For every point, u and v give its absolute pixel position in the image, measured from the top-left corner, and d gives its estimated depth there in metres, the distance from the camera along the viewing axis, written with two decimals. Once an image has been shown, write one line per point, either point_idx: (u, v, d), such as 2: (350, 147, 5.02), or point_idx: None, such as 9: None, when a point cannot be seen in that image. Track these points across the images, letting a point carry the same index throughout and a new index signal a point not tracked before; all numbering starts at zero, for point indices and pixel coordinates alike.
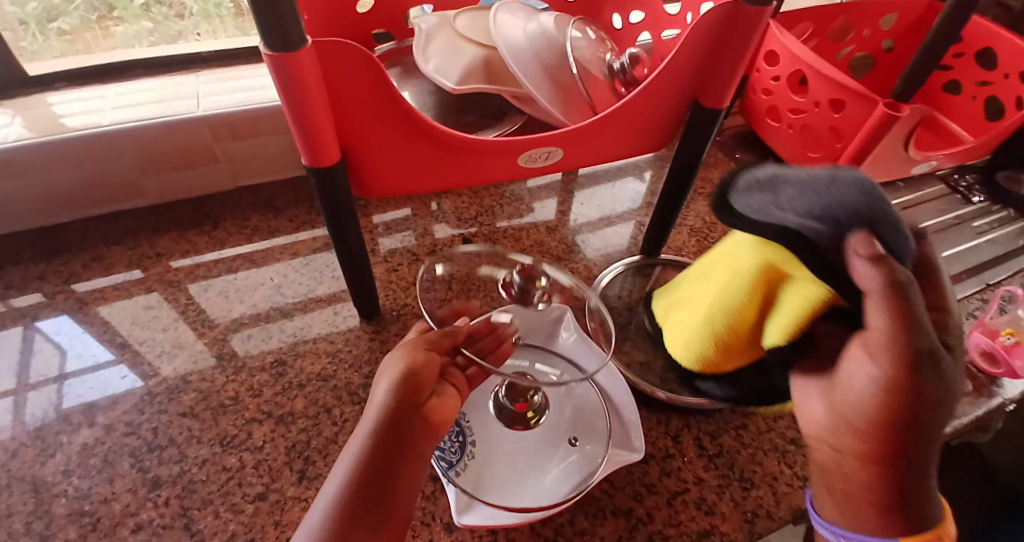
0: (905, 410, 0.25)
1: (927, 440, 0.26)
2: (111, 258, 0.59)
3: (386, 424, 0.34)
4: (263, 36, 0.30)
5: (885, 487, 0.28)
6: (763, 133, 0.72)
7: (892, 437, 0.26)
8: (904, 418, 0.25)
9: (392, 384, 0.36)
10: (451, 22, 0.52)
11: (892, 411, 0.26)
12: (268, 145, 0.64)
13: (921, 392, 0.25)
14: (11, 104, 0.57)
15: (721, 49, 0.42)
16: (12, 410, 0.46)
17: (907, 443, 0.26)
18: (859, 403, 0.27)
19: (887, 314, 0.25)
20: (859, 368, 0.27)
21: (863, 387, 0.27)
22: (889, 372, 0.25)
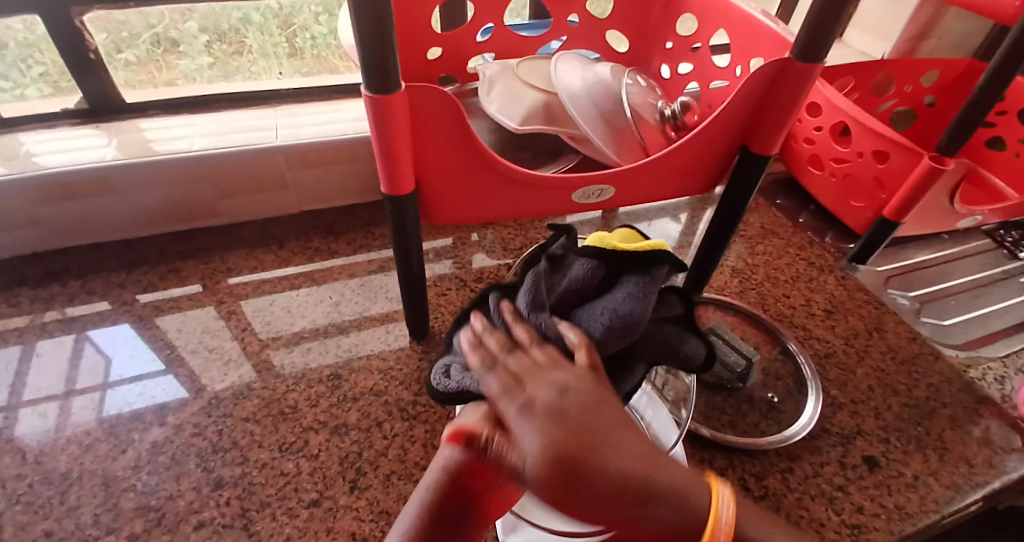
0: (584, 454, 0.27)
1: (599, 444, 0.28)
2: (186, 271, 0.63)
3: (457, 475, 0.34)
4: (366, 77, 0.34)
5: (651, 522, 0.27)
6: (804, 180, 0.74)
7: (569, 488, 0.27)
8: (613, 490, 0.27)
9: (476, 423, 0.34)
10: (512, 69, 0.56)
11: (553, 455, 0.27)
12: (332, 173, 0.69)
13: (563, 455, 0.27)
14: (107, 127, 0.63)
15: (768, 99, 0.44)
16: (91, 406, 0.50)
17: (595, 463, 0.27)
18: (527, 472, 0.28)
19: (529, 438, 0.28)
20: (523, 434, 0.29)
21: (533, 447, 0.28)
22: (546, 454, 0.28)
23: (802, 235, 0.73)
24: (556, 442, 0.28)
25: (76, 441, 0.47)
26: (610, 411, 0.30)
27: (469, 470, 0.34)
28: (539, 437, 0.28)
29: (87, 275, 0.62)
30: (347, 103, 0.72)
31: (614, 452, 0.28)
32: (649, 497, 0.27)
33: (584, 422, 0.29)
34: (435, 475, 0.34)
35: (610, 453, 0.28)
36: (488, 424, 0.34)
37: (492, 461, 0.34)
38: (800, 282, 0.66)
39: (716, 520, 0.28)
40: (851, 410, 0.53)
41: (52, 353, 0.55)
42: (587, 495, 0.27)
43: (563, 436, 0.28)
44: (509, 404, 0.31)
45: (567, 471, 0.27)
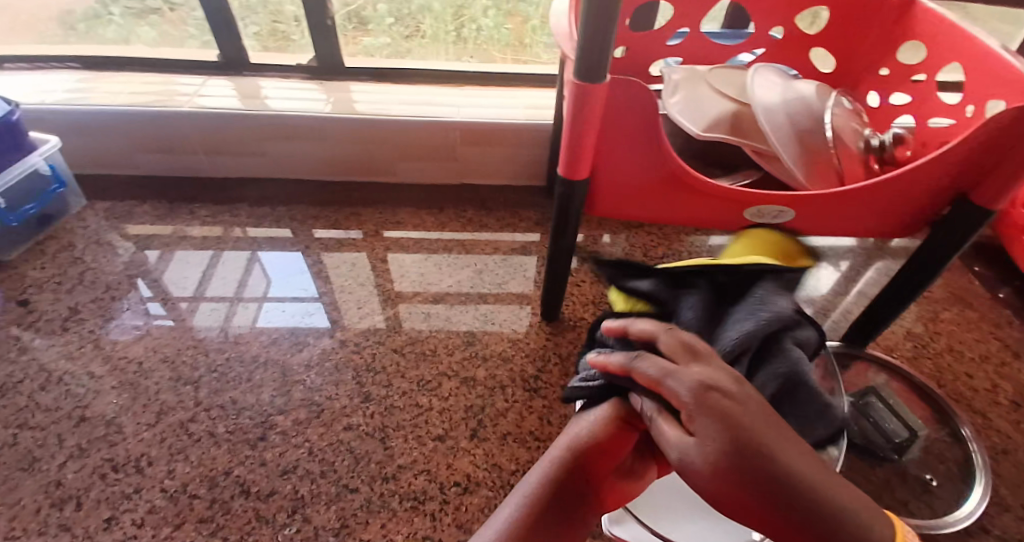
0: (732, 413, 0.26)
1: (769, 440, 0.26)
2: (363, 216, 0.73)
3: (580, 456, 0.34)
4: (578, 64, 0.37)
5: (798, 521, 0.25)
6: (1014, 250, 0.64)
7: (736, 458, 0.25)
8: (772, 492, 0.25)
9: (600, 409, 0.35)
10: (702, 75, 0.56)
11: (707, 416, 0.26)
12: (497, 155, 0.74)
13: (725, 438, 0.26)
14: (328, 84, 0.74)
15: (1011, 142, 0.39)
16: (232, 316, 0.59)
17: (755, 447, 0.25)
18: (680, 430, 0.27)
19: (698, 419, 0.26)
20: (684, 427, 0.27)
21: (695, 452, 0.26)
22: (704, 441, 0.26)
23: (1003, 313, 0.64)
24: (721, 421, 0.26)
25: (263, 335, 0.57)
26: (777, 430, 0.27)
27: (592, 452, 0.34)
28: (705, 423, 0.26)
29: (288, 204, 0.74)
30: (521, 92, 0.76)
31: (786, 471, 0.25)
32: (808, 506, 0.25)
33: (746, 443, 0.26)
34: (557, 455, 0.35)
35: (779, 460, 0.25)
36: (625, 410, 0.35)
37: (617, 448, 0.35)
38: (990, 364, 0.58)
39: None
40: (1022, 518, 0.46)
41: (216, 263, 0.66)
42: (767, 492, 0.25)
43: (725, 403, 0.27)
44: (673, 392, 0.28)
45: (744, 476, 0.25)
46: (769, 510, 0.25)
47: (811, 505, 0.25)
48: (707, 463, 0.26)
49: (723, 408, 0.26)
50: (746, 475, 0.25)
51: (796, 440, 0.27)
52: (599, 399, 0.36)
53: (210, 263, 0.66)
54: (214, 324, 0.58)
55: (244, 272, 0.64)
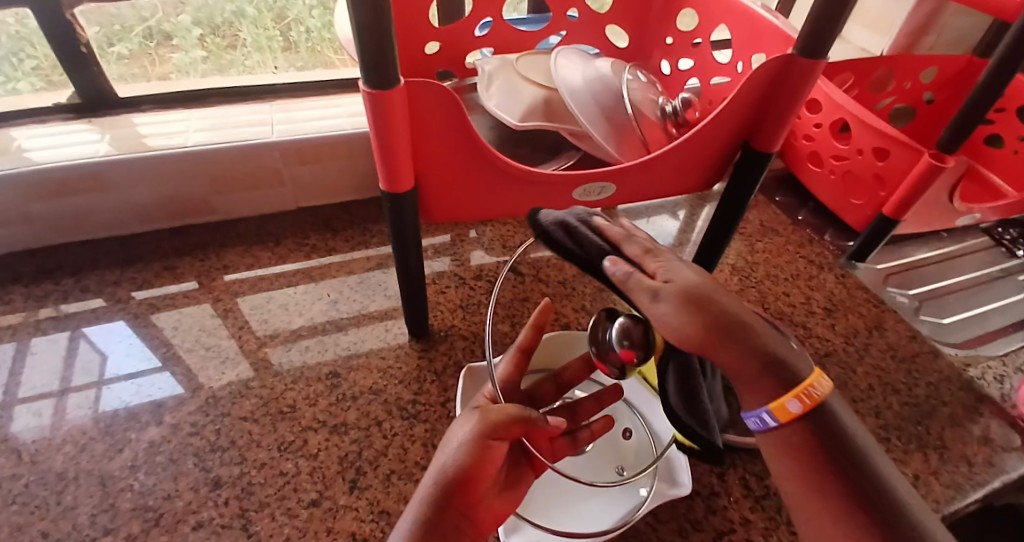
0: (713, 298, 0.31)
1: (744, 322, 0.31)
2: (181, 268, 0.63)
3: (449, 487, 0.33)
4: (365, 73, 0.33)
5: (743, 354, 0.30)
6: (803, 177, 0.73)
7: (707, 318, 0.30)
8: (713, 333, 0.30)
9: (466, 434, 0.34)
10: (512, 65, 0.56)
11: (696, 307, 0.30)
12: (330, 170, 0.68)
13: (705, 304, 0.30)
14: (100, 122, 0.62)
15: (772, 97, 0.44)
16: (65, 411, 0.49)
17: (737, 321, 0.30)
18: (665, 316, 0.30)
19: (675, 304, 0.30)
20: (665, 303, 0.30)
21: (670, 307, 0.30)
22: (685, 309, 0.30)
23: (802, 233, 0.73)
24: (696, 286, 0.31)
25: (71, 441, 0.47)
26: (736, 310, 0.31)
27: (460, 481, 0.33)
28: (676, 297, 0.30)
29: (82, 272, 0.62)
30: (343, 99, 0.71)
31: (740, 334, 0.30)
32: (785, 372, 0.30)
33: (701, 301, 0.30)
34: (428, 494, 0.33)
35: (730, 309, 0.31)
36: (488, 427, 0.34)
37: (486, 469, 0.34)
38: (800, 279, 0.66)
39: (807, 387, 0.29)
40: (850, 409, 0.53)
41: (26, 356, 0.54)
42: (728, 332, 0.30)
43: (704, 285, 0.31)
44: (665, 285, 0.31)
45: (727, 324, 0.30)
46: (721, 339, 0.30)
47: (777, 357, 0.30)
48: (686, 321, 0.30)
49: (707, 294, 0.31)
50: (722, 332, 0.30)
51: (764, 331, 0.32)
52: (466, 422, 0.35)
53: (7, 362, 0.53)
54: (38, 426, 0.48)
55: (68, 356, 0.54)
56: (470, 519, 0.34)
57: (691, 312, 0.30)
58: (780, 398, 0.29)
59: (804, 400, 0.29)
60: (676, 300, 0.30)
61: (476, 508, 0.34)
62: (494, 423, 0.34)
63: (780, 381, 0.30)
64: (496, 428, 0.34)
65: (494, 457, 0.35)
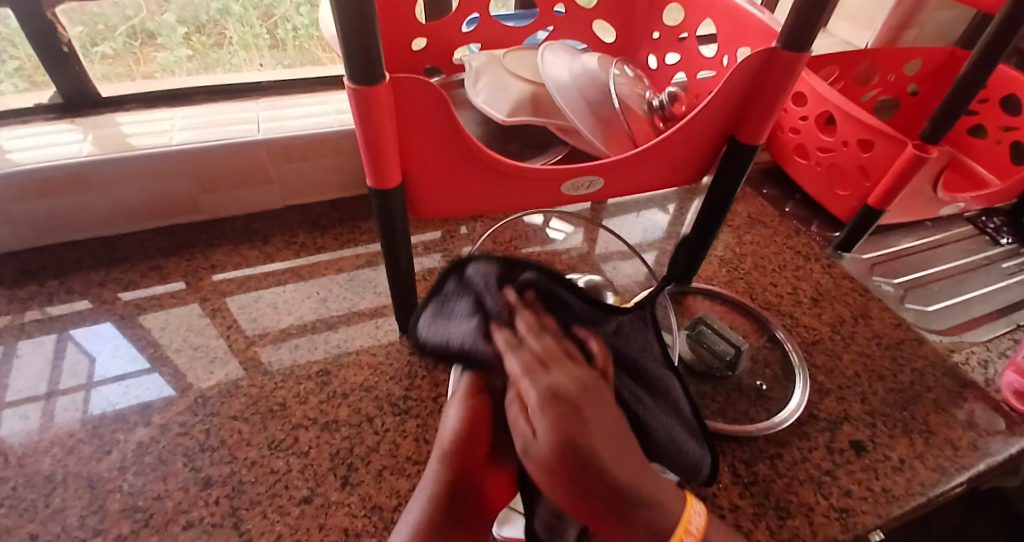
0: (578, 411, 0.34)
1: (601, 454, 0.33)
2: (168, 268, 0.62)
3: (454, 455, 0.39)
4: (349, 69, 0.33)
5: (582, 492, 0.33)
6: (790, 170, 0.74)
7: (579, 460, 0.32)
8: (575, 463, 0.32)
9: (456, 411, 0.40)
10: (499, 61, 0.56)
11: (560, 427, 0.33)
12: (318, 167, 0.68)
13: (569, 424, 0.33)
14: (82, 121, 0.61)
15: (757, 90, 0.44)
16: (54, 414, 0.49)
17: (595, 457, 0.33)
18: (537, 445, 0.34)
19: (546, 422, 0.33)
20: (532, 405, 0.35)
21: (543, 438, 0.33)
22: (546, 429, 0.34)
23: (789, 225, 0.73)
24: (564, 425, 0.33)
25: (58, 443, 0.46)
26: (589, 412, 0.34)
27: (458, 449, 0.39)
28: (548, 425, 0.33)
29: (66, 274, 0.61)
30: (331, 95, 0.70)
31: (590, 468, 0.33)
32: (636, 504, 0.33)
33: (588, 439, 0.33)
34: (437, 468, 0.39)
35: (587, 438, 0.33)
36: (474, 396, 0.40)
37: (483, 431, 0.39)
38: (788, 270, 0.67)
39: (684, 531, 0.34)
40: (837, 396, 0.54)
41: (13, 359, 0.53)
42: (581, 475, 0.32)
43: (562, 398, 0.34)
44: (529, 387, 0.35)
45: (570, 456, 0.32)
46: (583, 490, 0.33)
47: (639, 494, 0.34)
48: (552, 447, 0.33)
49: (569, 390, 0.34)
50: (574, 468, 0.32)
51: (614, 430, 0.35)
52: (457, 399, 0.40)
53: None
54: (24, 429, 0.47)
55: (55, 358, 0.53)
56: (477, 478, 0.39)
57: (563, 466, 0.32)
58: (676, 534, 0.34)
59: None
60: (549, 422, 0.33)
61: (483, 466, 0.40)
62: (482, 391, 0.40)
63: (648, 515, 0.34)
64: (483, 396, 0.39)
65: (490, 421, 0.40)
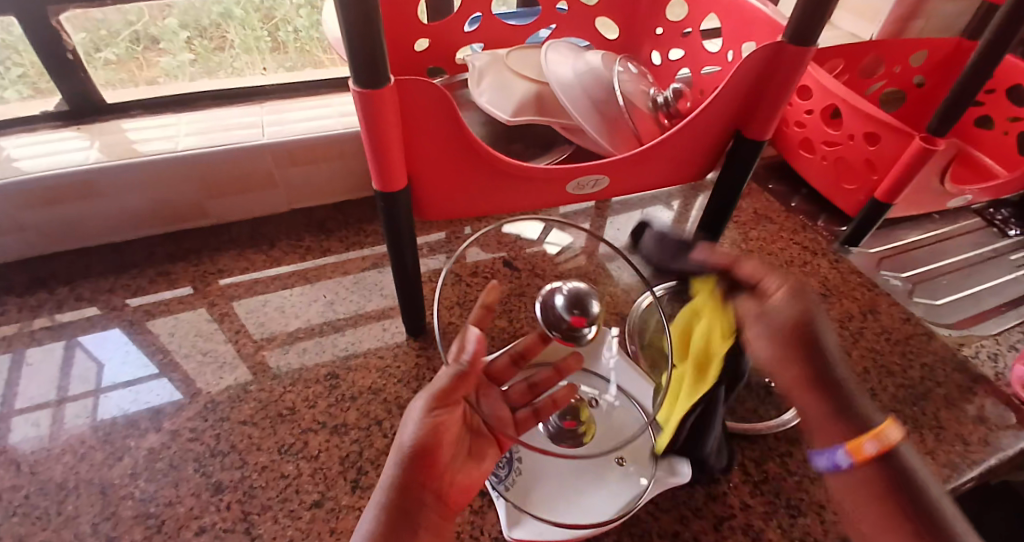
0: (813, 323, 0.35)
1: (822, 341, 0.34)
2: (175, 274, 0.62)
3: (413, 459, 0.33)
4: (354, 72, 0.33)
5: (819, 404, 0.34)
6: (795, 164, 0.73)
7: (818, 351, 0.34)
8: (817, 373, 0.34)
9: (419, 410, 0.35)
10: (502, 60, 0.55)
11: (792, 347, 0.34)
12: (322, 171, 0.68)
13: (810, 306, 0.35)
14: (88, 128, 0.61)
15: (761, 86, 0.44)
16: (66, 420, 0.49)
17: (824, 354, 0.34)
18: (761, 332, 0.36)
19: (771, 346, 0.35)
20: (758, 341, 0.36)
21: (767, 349, 0.35)
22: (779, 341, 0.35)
23: (795, 220, 0.73)
24: (784, 321, 0.35)
25: (70, 450, 0.47)
26: (808, 338, 0.34)
27: (418, 453, 0.34)
28: (772, 344, 0.35)
29: (75, 281, 0.61)
30: (334, 98, 0.70)
31: (822, 366, 0.34)
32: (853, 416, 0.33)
33: (792, 338, 0.34)
34: (394, 470, 0.33)
35: (826, 335, 0.35)
36: (441, 396, 0.35)
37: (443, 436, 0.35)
38: (795, 267, 0.67)
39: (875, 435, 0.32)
40: None
41: (25, 366, 0.53)
42: (810, 348, 0.34)
43: (796, 318, 0.35)
44: (755, 333, 0.36)
45: (801, 332, 0.34)
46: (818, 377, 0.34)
47: (851, 408, 0.34)
48: (772, 350, 0.35)
49: (809, 321, 0.35)
50: (821, 384, 0.34)
51: (816, 348, 0.34)
52: (423, 401, 0.35)
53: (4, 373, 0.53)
54: (37, 436, 0.48)
55: (66, 365, 0.54)
56: (436, 489, 0.34)
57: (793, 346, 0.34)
58: (858, 438, 0.32)
59: None
60: (770, 341, 0.35)
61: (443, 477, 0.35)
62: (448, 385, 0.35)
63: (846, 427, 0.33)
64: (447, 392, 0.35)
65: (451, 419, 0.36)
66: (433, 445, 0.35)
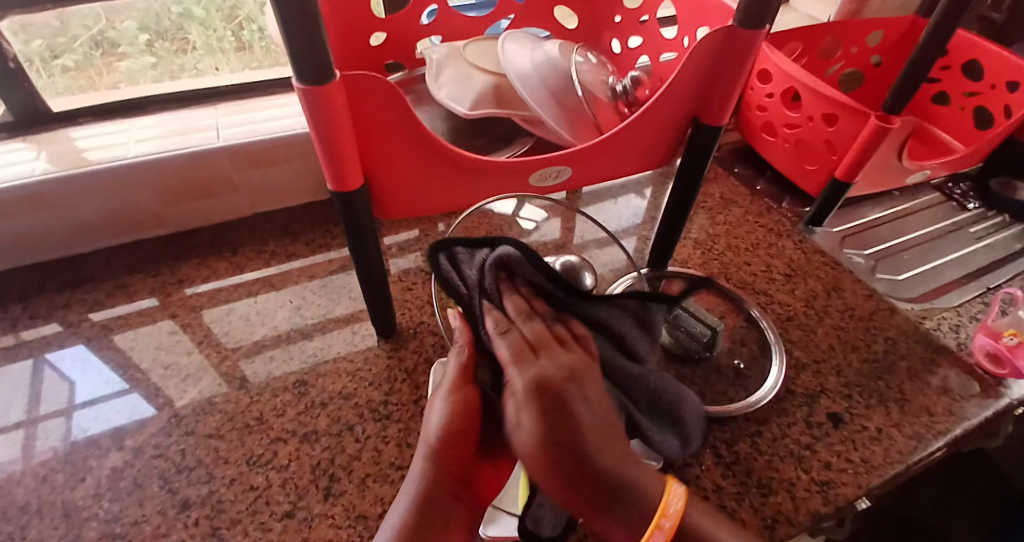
0: (567, 418, 0.34)
1: (567, 428, 0.34)
2: (134, 286, 0.61)
3: (437, 451, 0.37)
4: (297, 72, 0.32)
5: (575, 484, 0.34)
6: (760, 147, 0.74)
7: (557, 447, 0.34)
8: (558, 460, 0.34)
9: (443, 407, 0.38)
10: (460, 52, 0.55)
11: (547, 428, 0.34)
12: (284, 173, 0.66)
13: (559, 412, 0.34)
14: (35, 138, 0.59)
15: (716, 70, 0.44)
16: (22, 445, 0.47)
17: (568, 434, 0.34)
18: (521, 432, 0.35)
19: (529, 414, 0.35)
20: (523, 413, 0.35)
21: (528, 424, 0.34)
22: (533, 416, 0.34)
23: (761, 203, 0.74)
24: (544, 415, 0.34)
25: (29, 474, 0.45)
26: (563, 419, 0.34)
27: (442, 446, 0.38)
28: (531, 413, 0.35)
29: (28, 299, 0.59)
30: (293, 97, 0.69)
31: (575, 448, 0.34)
32: (619, 493, 0.34)
33: (548, 412, 0.34)
34: (423, 464, 0.38)
35: (576, 431, 0.34)
36: (456, 386, 0.39)
37: (466, 425, 0.38)
38: (762, 249, 0.67)
39: (661, 517, 0.34)
40: (814, 370, 0.55)
41: None
42: (562, 462, 0.33)
43: (552, 382, 0.35)
44: (517, 374, 0.36)
45: (562, 463, 0.34)
46: (559, 473, 0.34)
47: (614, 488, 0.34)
48: (536, 439, 0.34)
49: (548, 417, 0.34)
50: (555, 457, 0.34)
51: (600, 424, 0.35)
52: (444, 392, 0.39)
53: None
54: None
55: (21, 387, 0.52)
56: (465, 482, 0.38)
57: (546, 458, 0.34)
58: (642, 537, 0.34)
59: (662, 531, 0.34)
60: (533, 424, 0.34)
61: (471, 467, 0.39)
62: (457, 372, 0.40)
63: (636, 519, 0.34)
64: (463, 380, 0.39)
65: (470, 405, 0.39)
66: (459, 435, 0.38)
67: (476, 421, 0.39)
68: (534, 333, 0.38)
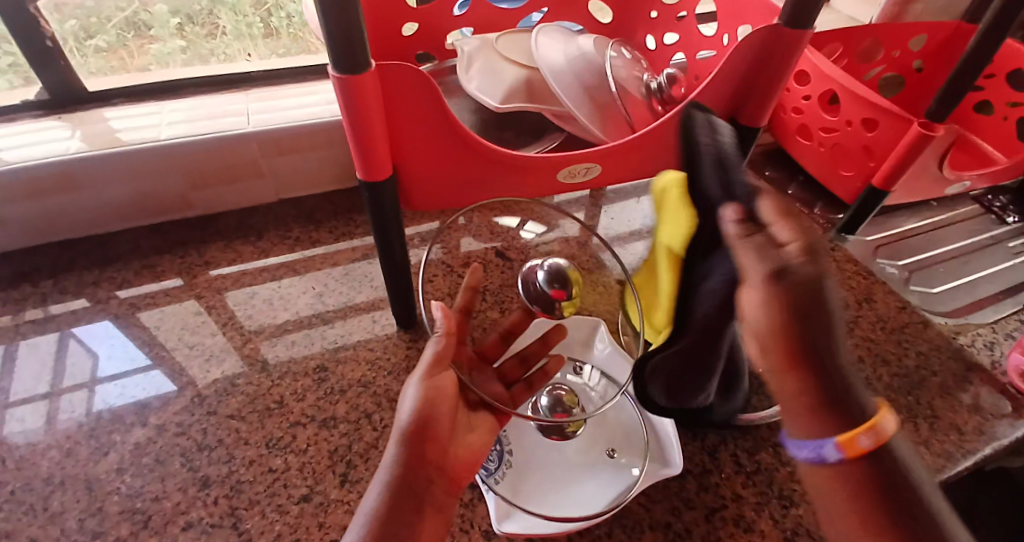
0: (823, 308, 0.25)
1: (814, 321, 0.25)
2: (161, 266, 0.61)
3: (411, 435, 0.36)
4: (333, 59, 0.32)
5: (806, 387, 0.26)
6: (792, 151, 0.72)
7: (796, 341, 0.25)
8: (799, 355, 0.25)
9: (416, 392, 0.37)
10: (492, 44, 0.54)
11: (775, 311, 0.26)
12: (310, 159, 0.67)
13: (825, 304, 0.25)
14: (70, 118, 0.60)
15: (757, 70, 0.43)
16: (50, 418, 0.48)
17: (809, 327, 0.25)
18: (756, 316, 0.27)
19: (749, 257, 0.27)
20: (752, 297, 0.27)
21: (761, 315, 0.26)
22: (765, 298, 0.26)
23: (791, 208, 0.72)
24: (782, 307, 0.25)
25: (55, 446, 0.46)
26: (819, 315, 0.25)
27: (419, 430, 0.36)
28: (767, 312, 0.26)
29: (59, 274, 0.60)
30: (322, 84, 0.69)
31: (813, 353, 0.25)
32: (848, 400, 0.26)
33: (786, 312, 0.25)
34: (393, 451, 0.36)
35: (824, 329, 0.25)
36: (431, 370, 0.37)
37: (440, 408, 0.37)
38: None
39: (876, 420, 0.25)
40: None
41: (9, 362, 0.53)
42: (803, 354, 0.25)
43: (803, 286, 0.25)
44: (756, 280, 0.26)
45: (793, 356, 0.26)
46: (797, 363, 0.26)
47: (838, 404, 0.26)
48: (773, 324, 0.26)
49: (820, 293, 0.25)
50: (798, 352, 0.25)
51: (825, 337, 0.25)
52: (416, 376, 0.37)
53: None
54: (21, 433, 0.47)
55: (49, 361, 0.53)
56: (438, 467, 0.36)
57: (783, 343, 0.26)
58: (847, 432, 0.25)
59: (872, 436, 0.25)
60: (766, 306, 0.26)
61: (445, 452, 0.37)
62: (428, 357, 0.38)
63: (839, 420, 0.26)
64: (440, 361, 0.38)
65: (445, 390, 0.38)
66: (432, 420, 0.37)
67: (450, 406, 0.38)
68: (756, 246, 0.27)
